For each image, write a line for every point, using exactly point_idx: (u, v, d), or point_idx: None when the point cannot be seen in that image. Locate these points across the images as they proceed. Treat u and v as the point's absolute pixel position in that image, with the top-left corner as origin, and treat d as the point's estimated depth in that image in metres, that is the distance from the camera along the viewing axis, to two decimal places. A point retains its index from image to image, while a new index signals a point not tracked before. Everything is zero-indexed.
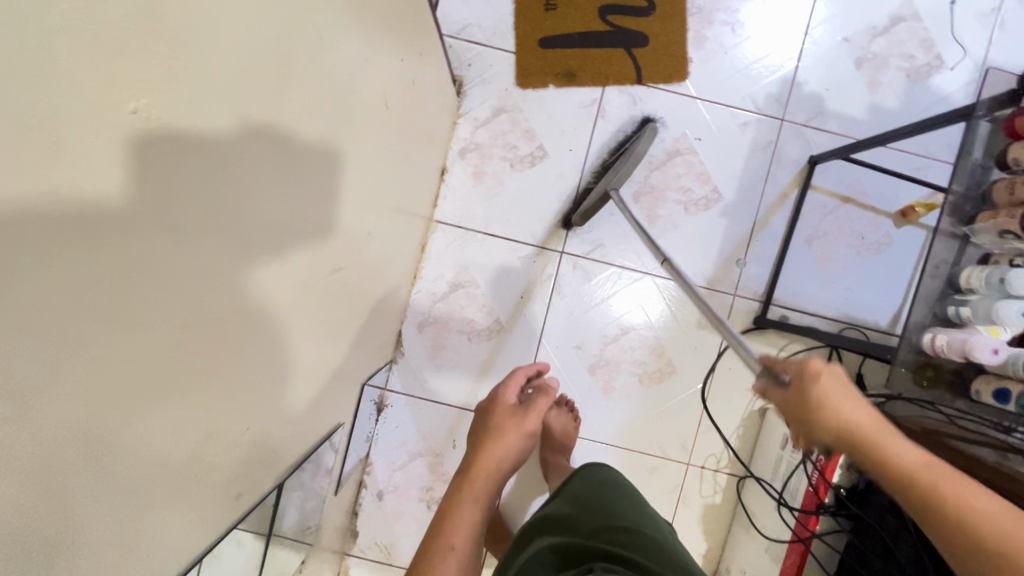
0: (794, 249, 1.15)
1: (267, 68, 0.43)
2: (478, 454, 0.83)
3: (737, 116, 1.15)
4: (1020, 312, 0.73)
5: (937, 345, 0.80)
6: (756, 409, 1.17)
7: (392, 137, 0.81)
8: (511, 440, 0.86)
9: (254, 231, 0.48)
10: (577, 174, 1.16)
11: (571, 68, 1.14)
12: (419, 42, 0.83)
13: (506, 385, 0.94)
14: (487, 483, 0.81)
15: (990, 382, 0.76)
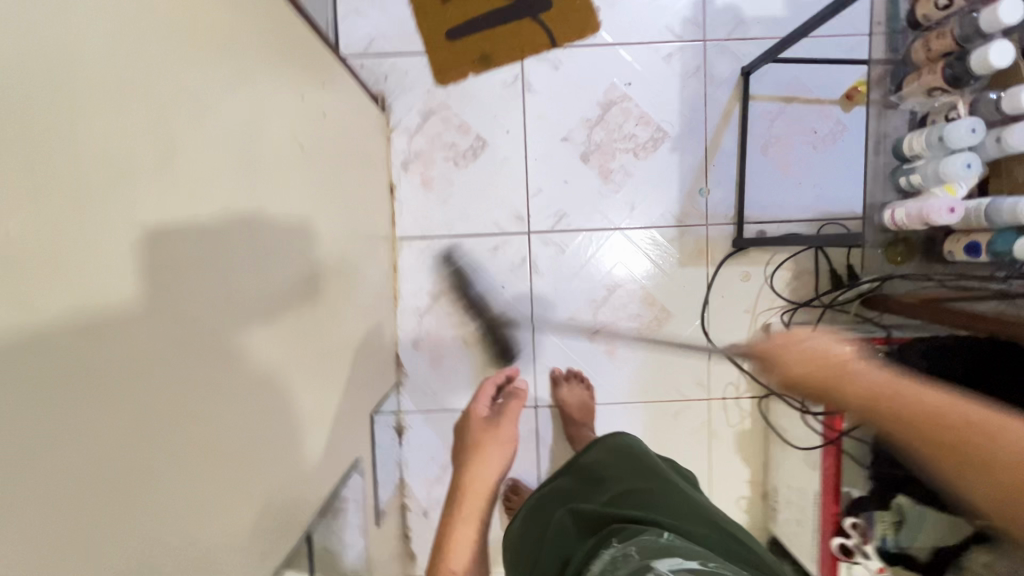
0: (751, 163, 1.15)
1: (155, 138, 0.43)
2: (465, 475, 0.97)
3: (659, 50, 1.14)
4: (966, 163, 0.73)
5: (898, 219, 0.83)
6: (760, 328, 1.17)
7: (323, 172, 0.81)
8: (495, 454, 0.99)
9: (201, 303, 0.49)
10: (521, 153, 1.15)
11: (484, 52, 1.13)
12: (321, 72, 0.83)
13: (477, 398, 1.05)
14: (477, 501, 0.94)
15: (961, 240, 0.79)
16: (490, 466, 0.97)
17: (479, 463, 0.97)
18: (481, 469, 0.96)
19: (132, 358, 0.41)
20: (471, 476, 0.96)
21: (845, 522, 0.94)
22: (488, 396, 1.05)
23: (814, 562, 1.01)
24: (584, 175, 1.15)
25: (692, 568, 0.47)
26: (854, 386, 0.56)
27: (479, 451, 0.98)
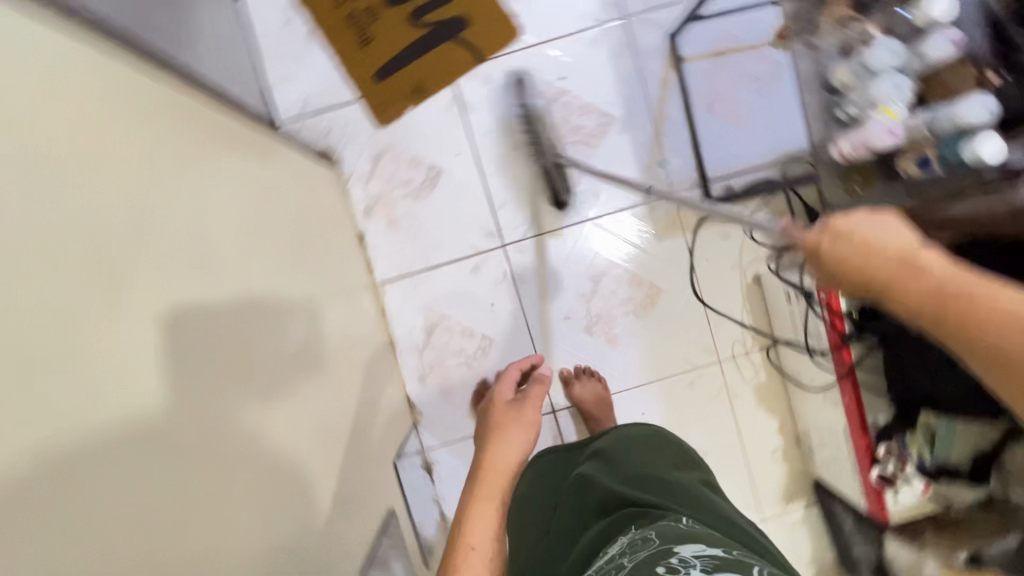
0: (701, 124, 1.15)
1: (50, 267, 0.41)
2: (484, 456, 0.84)
3: (583, 38, 1.14)
4: (893, 84, 0.78)
5: (843, 152, 0.84)
6: (751, 280, 1.17)
7: (281, 246, 0.82)
8: (518, 433, 0.87)
9: (146, 411, 0.47)
10: (476, 171, 1.16)
11: (416, 83, 1.14)
12: (252, 150, 0.84)
13: (500, 382, 0.99)
14: (500, 479, 0.80)
15: (909, 158, 0.80)
16: (512, 443, 0.85)
17: (501, 440, 0.86)
18: (504, 445, 0.85)
19: (65, 491, 0.38)
20: (489, 458, 0.83)
21: (879, 451, 0.93)
22: (512, 379, 0.99)
23: (863, 500, 0.99)
24: (543, 177, 1.16)
25: (712, 553, 0.50)
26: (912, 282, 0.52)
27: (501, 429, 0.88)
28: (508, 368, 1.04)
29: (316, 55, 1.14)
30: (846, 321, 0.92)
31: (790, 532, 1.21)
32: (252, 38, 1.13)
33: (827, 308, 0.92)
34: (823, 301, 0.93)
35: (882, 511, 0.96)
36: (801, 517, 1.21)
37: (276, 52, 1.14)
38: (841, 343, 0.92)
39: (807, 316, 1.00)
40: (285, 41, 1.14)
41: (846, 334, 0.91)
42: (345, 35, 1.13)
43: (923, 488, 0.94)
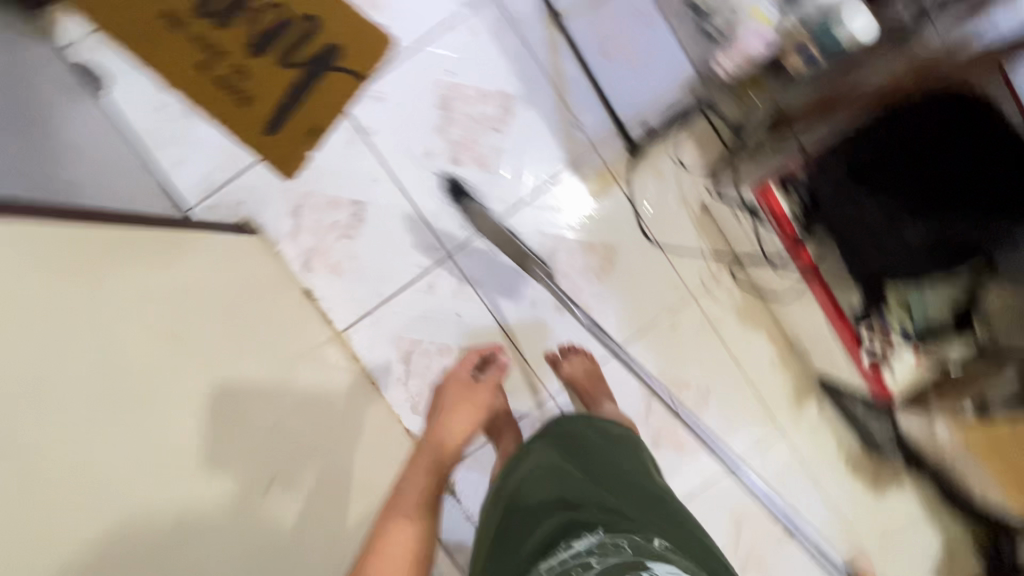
0: (602, 74, 1.12)
1: None
2: (431, 430, 0.94)
3: (458, 26, 1.11)
4: None
5: (724, 65, 0.95)
6: (698, 209, 1.15)
7: (210, 345, 0.86)
8: (466, 415, 0.96)
9: None
10: (399, 192, 1.12)
11: (310, 125, 1.10)
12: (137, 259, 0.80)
13: (460, 364, 1.04)
14: (438, 453, 0.90)
15: (791, 55, 0.88)
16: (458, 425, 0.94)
17: (450, 420, 0.94)
18: (452, 425, 0.94)
19: None
20: (436, 431, 0.93)
21: (861, 333, 0.95)
22: (471, 359, 1.02)
23: (861, 383, 1.01)
24: (465, 176, 1.13)
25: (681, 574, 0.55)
26: None
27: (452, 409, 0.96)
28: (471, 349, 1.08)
29: (200, 130, 1.09)
30: (796, 225, 0.93)
31: (811, 432, 1.22)
32: (127, 133, 1.07)
33: (773, 217, 0.94)
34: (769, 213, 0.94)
35: (881, 389, 0.98)
36: (818, 416, 1.22)
37: (159, 140, 1.08)
38: (797, 244, 0.94)
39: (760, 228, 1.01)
40: (163, 126, 1.08)
41: (798, 237, 0.93)
42: (221, 100, 1.08)
43: (913, 355, 0.95)
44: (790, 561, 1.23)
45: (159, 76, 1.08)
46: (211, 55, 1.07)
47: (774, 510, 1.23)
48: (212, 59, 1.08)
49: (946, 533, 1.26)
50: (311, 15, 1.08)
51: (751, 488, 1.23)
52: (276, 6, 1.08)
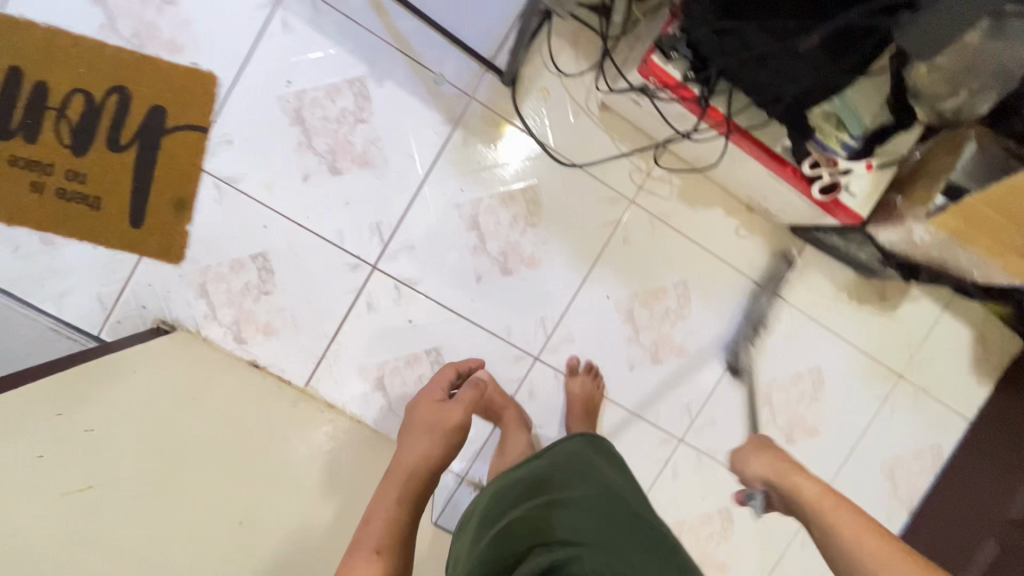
0: (440, 16, 1.01)
1: None
2: (398, 456, 0.90)
3: (274, 30, 0.99)
4: None
5: None
6: (599, 112, 1.07)
7: (139, 475, 0.77)
8: (435, 437, 0.92)
9: None
10: (295, 227, 1.04)
11: (171, 198, 1.00)
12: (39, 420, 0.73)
13: (432, 381, 0.99)
14: (403, 480, 0.86)
15: None
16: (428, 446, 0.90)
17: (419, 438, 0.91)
18: (423, 446, 0.90)
19: None
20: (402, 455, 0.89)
21: (807, 169, 0.85)
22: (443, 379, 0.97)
23: (830, 217, 0.92)
24: (354, 182, 1.04)
25: None
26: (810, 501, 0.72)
27: (423, 427, 0.93)
28: (448, 364, 1.02)
29: (68, 252, 1.00)
30: (692, 86, 0.82)
31: (801, 282, 1.17)
32: None
33: (666, 88, 0.83)
34: (660, 86, 0.83)
35: (850, 215, 0.89)
36: (801, 263, 1.17)
37: (30, 279, 0.99)
38: (700, 107, 0.83)
39: (658, 107, 0.91)
40: (29, 264, 0.99)
41: (699, 97, 0.82)
42: (72, 212, 0.99)
43: (869, 167, 0.86)
44: (828, 409, 1.22)
45: None
46: (38, 172, 0.97)
47: (796, 370, 1.20)
48: (40, 175, 0.97)
49: (965, 319, 1.24)
50: (120, 84, 0.97)
51: (765, 359, 1.19)
52: (78, 90, 0.96)
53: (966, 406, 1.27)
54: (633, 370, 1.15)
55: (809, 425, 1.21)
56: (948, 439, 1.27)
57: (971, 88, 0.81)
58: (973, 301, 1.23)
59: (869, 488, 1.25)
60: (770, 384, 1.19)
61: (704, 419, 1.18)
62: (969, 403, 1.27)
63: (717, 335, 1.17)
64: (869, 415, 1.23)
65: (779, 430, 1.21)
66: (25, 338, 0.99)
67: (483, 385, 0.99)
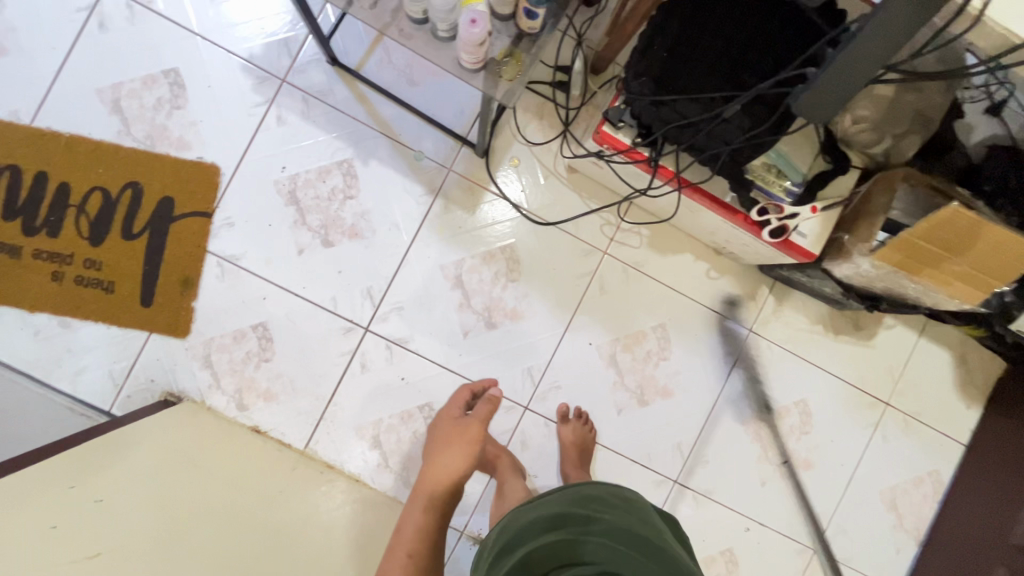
0: (417, 101, 1.13)
1: None
2: (428, 465, 0.99)
3: (269, 123, 1.11)
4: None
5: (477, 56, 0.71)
6: (568, 174, 1.17)
7: (149, 537, 0.79)
8: (460, 449, 0.99)
9: None
10: (292, 297, 1.12)
11: (178, 278, 1.09)
12: (63, 483, 0.79)
13: (452, 401, 1.07)
14: (432, 489, 0.96)
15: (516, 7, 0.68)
16: (451, 461, 0.97)
17: (444, 452, 0.98)
18: (445, 460, 0.98)
19: None
20: (433, 467, 0.98)
21: (755, 215, 0.91)
22: (460, 398, 1.06)
23: (787, 257, 0.98)
24: (345, 252, 1.13)
25: None
26: None
27: (446, 443, 1.00)
28: (463, 386, 1.11)
29: (83, 333, 1.08)
30: (641, 149, 0.91)
31: (776, 317, 1.22)
32: (18, 371, 1.06)
33: (620, 152, 0.92)
34: (614, 151, 0.93)
35: (804, 253, 0.95)
36: (773, 300, 1.22)
37: (50, 361, 1.07)
38: (652, 166, 0.91)
39: (616, 169, 1.00)
40: (48, 347, 1.08)
41: (649, 159, 0.91)
42: (88, 296, 1.07)
43: (814, 210, 0.92)
44: (819, 441, 1.23)
45: (20, 305, 1.07)
46: (58, 262, 1.07)
47: (782, 404, 1.22)
48: (60, 265, 1.07)
49: (943, 343, 1.27)
50: (133, 180, 1.08)
51: (750, 395, 1.22)
52: (96, 188, 1.07)
53: (958, 430, 1.28)
54: (622, 414, 1.18)
55: (801, 458, 1.23)
56: (945, 465, 1.28)
57: (895, 133, 0.93)
58: (948, 325, 1.26)
59: (871, 520, 1.24)
60: (758, 418, 1.22)
61: (696, 459, 1.20)
62: (961, 427, 1.28)
63: (700, 375, 1.20)
64: (861, 445, 1.24)
65: (772, 465, 1.22)
66: (39, 416, 1.03)
67: (496, 399, 1.06)
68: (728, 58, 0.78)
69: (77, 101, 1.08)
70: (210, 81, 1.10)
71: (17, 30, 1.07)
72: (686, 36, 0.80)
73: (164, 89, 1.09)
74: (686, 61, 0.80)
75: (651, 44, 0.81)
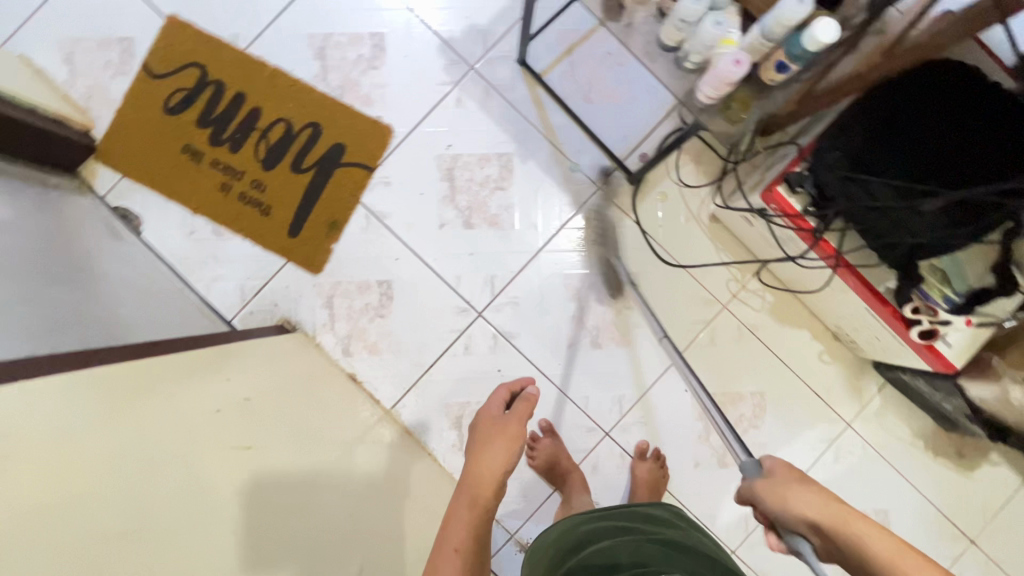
0: (587, 117, 1.18)
1: None
2: (467, 468, 0.92)
3: (448, 102, 1.18)
4: (714, 21, 0.72)
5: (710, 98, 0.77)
6: (709, 223, 1.18)
7: (283, 446, 0.80)
8: (503, 446, 0.93)
9: None
10: (421, 265, 1.17)
11: (327, 219, 1.16)
12: (216, 367, 0.81)
13: (488, 402, 1.02)
14: (484, 492, 0.89)
15: (767, 63, 0.74)
16: (496, 458, 0.92)
17: (486, 453, 0.92)
18: (490, 459, 0.91)
19: None
20: (474, 468, 0.91)
21: (908, 313, 0.91)
22: (501, 396, 1.01)
23: (922, 361, 0.98)
24: (481, 238, 1.17)
25: None
26: (844, 534, 0.65)
27: (487, 444, 0.94)
28: (499, 386, 1.07)
29: (230, 245, 1.16)
30: (809, 219, 0.92)
31: (878, 420, 1.19)
32: (164, 262, 1.15)
33: (785, 217, 0.94)
34: (779, 213, 0.95)
35: (945, 363, 0.94)
36: (879, 402, 1.19)
37: (195, 261, 1.16)
38: (814, 238, 0.93)
39: (771, 231, 1.01)
40: (198, 247, 1.16)
41: (815, 230, 0.92)
42: (246, 213, 1.16)
43: (967, 323, 0.91)
44: None
45: (185, 204, 1.16)
46: (229, 175, 1.16)
47: (861, 508, 1.18)
48: (231, 179, 1.16)
49: None
50: (315, 121, 1.16)
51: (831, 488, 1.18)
52: (281, 120, 1.16)
53: None
54: (698, 468, 1.17)
55: None
56: None
57: None
58: None
59: None
60: None
61: (760, 534, 1.17)
62: None
63: (785, 452, 1.18)
64: None
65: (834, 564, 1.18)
66: None
67: (534, 398, 1.04)
68: (936, 156, 0.79)
69: (288, 40, 1.18)
70: (407, 52, 1.18)
71: None
72: (899, 123, 0.81)
73: (366, 49, 1.18)
74: (893, 148, 0.81)
75: (854, 122, 0.84)
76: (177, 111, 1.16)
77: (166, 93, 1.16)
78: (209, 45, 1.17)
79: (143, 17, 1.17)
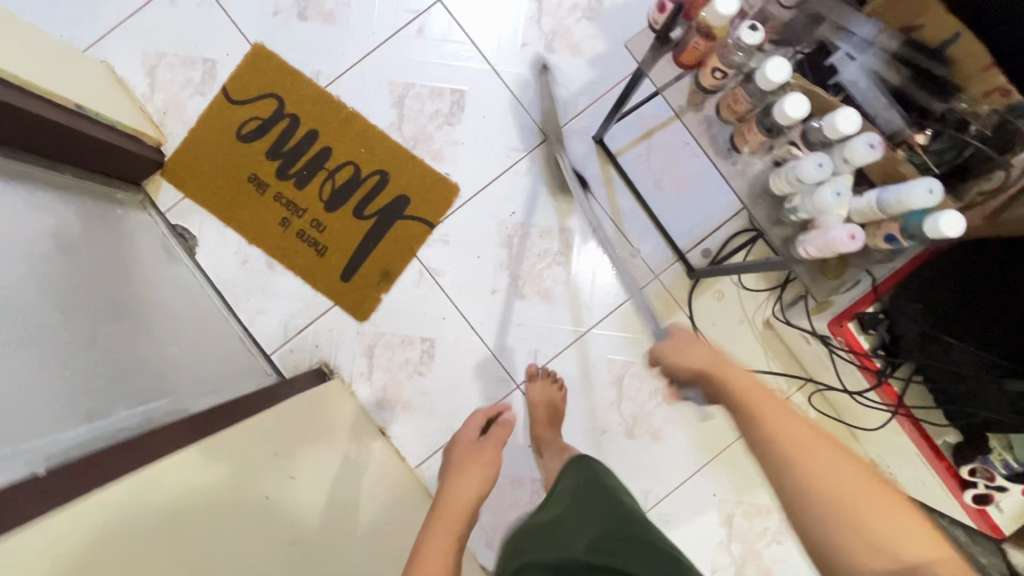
0: (655, 204, 1.17)
1: None
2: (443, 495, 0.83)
3: (518, 169, 1.17)
4: (835, 190, 0.73)
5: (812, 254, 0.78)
6: (762, 329, 1.16)
7: (326, 535, 0.75)
8: (477, 475, 0.87)
9: None
10: (467, 328, 1.15)
11: (381, 269, 1.15)
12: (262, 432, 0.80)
13: (466, 427, 0.99)
14: (461, 514, 0.77)
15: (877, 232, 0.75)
16: (470, 484, 0.85)
17: (460, 480, 0.85)
18: (466, 484, 0.84)
19: None
20: (451, 495, 0.82)
21: (963, 472, 0.88)
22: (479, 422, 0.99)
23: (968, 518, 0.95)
24: (531, 309, 1.16)
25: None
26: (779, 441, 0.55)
27: (463, 473, 0.88)
28: (474, 415, 1.05)
29: (281, 281, 1.15)
30: (876, 359, 0.90)
31: None
32: (213, 289, 1.14)
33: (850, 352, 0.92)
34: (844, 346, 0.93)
35: (992, 526, 0.91)
36: None
37: (244, 292, 1.15)
38: (878, 379, 0.91)
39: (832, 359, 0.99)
40: (249, 277, 1.15)
41: (880, 370, 0.90)
42: (301, 251, 1.15)
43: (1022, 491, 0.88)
44: None
45: (243, 232, 1.15)
46: (291, 211, 1.15)
47: None
48: (292, 215, 1.15)
49: None
50: (383, 169, 1.16)
51: None
52: (351, 163, 1.16)
53: None
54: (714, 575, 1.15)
55: None
56: None
57: None
58: None
59: None
60: None
61: None
62: None
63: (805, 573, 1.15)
64: None
65: None
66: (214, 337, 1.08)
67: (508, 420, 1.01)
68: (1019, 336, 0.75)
69: (371, 85, 1.17)
70: (485, 112, 1.17)
71: (351, 7, 1.18)
72: (987, 289, 0.78)
73: (446, 104, 1.17)
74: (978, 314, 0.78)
75: (938, 279, 0.82)
76: (250, 139, 1.16)
77: (242, 120, 1.16)
78: (291, 79, 1.16)
79: (231, 43, 1.17)
